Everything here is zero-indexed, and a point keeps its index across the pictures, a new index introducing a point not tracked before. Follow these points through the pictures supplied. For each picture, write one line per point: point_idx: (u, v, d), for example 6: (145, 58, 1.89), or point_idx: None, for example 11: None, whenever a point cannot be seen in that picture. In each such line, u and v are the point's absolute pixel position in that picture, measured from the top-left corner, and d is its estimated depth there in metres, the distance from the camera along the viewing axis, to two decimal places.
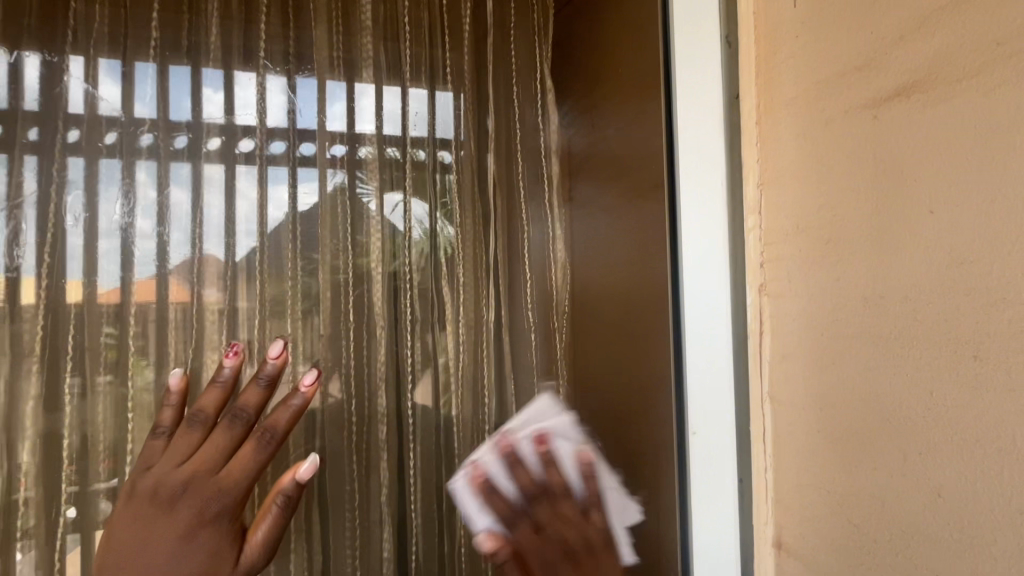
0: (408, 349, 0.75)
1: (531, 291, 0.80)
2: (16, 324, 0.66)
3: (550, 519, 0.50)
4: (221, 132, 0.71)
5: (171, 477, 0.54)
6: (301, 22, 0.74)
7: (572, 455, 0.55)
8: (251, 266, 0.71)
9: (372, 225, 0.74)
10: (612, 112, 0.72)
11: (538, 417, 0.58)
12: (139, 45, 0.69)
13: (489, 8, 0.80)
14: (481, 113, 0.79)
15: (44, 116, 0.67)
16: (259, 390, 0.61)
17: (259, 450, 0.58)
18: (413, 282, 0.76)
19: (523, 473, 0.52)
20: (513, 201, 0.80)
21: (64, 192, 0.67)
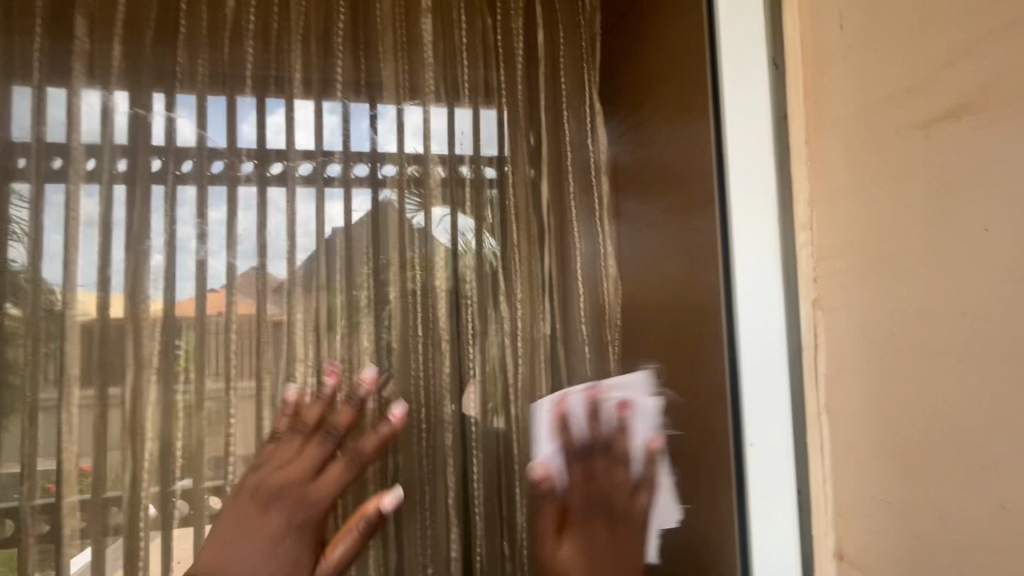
0: (470, 361, 0.80)
1: (584, 303, 0.82)
2: (137, 339, 0.74)
3: (602, 471, 0.64)
4: (302, 157, 0.78)
5: (272, 478, 0.63)
6: (370, 55, 0.80)
7: (645, 434, 0.67)
8: (329, 283, 0.78)
9: (436, 244, 0.80)
10: (655, 125, 0.74)
11: (632, 387, 0.70)
12: (235, 81, 0.76)
13: (540, 38, 0.84)
14: (534, 135, 0.84)
15: (137, 149, 0.75)
16: (352, 411, 0.69)
17: (347, 470, 0.65)
18: (473, 298, 0.81)
19: (596, 425, 0.66)
20: (564, 216, 0.83)
21: (148, 218, 0.74)
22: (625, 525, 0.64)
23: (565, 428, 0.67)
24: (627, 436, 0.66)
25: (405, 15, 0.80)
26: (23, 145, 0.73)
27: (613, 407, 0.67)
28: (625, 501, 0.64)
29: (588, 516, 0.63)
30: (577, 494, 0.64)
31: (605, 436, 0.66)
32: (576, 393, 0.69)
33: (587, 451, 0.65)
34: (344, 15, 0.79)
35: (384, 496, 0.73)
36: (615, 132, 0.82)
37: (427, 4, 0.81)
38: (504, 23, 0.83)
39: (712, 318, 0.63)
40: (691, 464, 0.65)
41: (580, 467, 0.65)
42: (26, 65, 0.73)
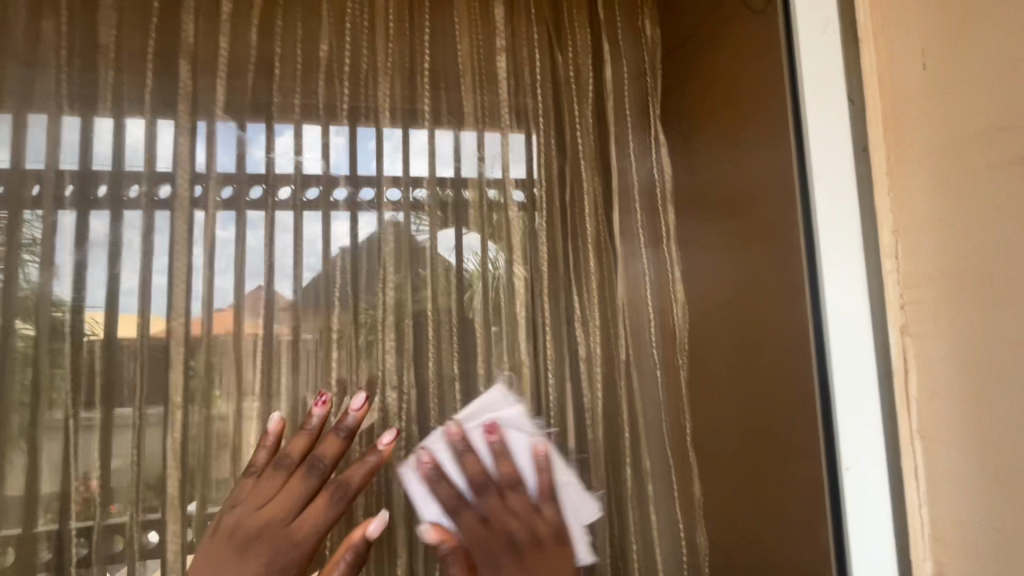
0: (546, 390, 0.77)
1: (654, 327, 0.82)
2: (191, 370, 0.70)
3: (499, 513, 0.58)
4: (391, 183, 0.76)
5: (250, 520, 0.58)
6: (450, 84, 0.79)
7: (525, 445, 0.62)
8: (398, 311, 0.75)
9: (517, 275, 0.78)
10: (715, 149, 0.77)
11: (490, 406, 0.66)
12: (310, 109, 0.74)
13: (608, 74, 0.86)
14: (603, 166, 0.84)
15: (208, 176, 0.72)
16: (336, 442, 0.64)
17: (332, 503, 0.61)
18: (547, 324, 0.79)
19: (472, 462, 0.60)
20: (633, 239, 0.83)
21: (173, 245, 0.70)
22: (539, 553, 0.57)
23: (438, 480, 0.61)
24: (508, 459, 0.61)
25: (484, 51, 0.80)
26: (64, 172, 0.69)
27: (479, 435, 0.62)
28: (531, 530, 0.58)
29: (494, 565, 0.56)
30: (477, 545, 0.57)
31: (483, 469, 0.60)
32: (437, 440, 0.63)
33: (475, 495, 0.59)
34: (428, 46, 0.78)
35: (368, 524, 0.64)
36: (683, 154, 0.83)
37: (502, 43, 0.81)
38: (577, 59, 0.85)
39: (797, 345, 0.63)
40: (773, 482, 0.67)
41: (474, 512, 0.59)
42: (88, 91, 0.70)
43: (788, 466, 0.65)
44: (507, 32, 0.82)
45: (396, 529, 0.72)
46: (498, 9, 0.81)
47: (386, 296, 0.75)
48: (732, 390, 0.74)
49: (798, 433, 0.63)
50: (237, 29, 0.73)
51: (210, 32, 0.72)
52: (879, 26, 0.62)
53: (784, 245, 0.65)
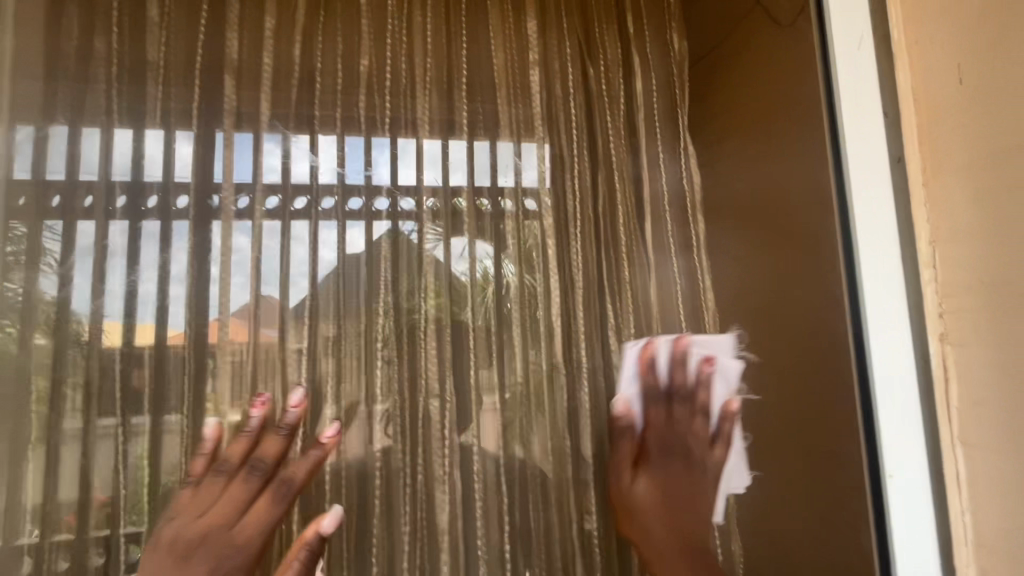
0: (583, 395, 0.78)
1: (687, 327, 0.81)
2: (238, 378, 0.70)
3: (681, 418, 0.73)
4: (431, 194, 0.78)
5: (189, 530, 0.60)
6: (489, 97, 0.80)
7: (724, 394, 0.73)
8: (439, 318, 0.76)
9: (552, 281, 0.80)
10: (754, 151, 0.80)
11: (718, 346, 0.77)
12: (352, 121, 0.75)
13: (638, 87, 0.87)
14: (635, 176, 0.86)
15: (253, 186, 0.73)
16: (277, 444, 0.65)
17: (275, 503, 0.64)
18: (583, 331, 0.80)
19: (679, 374, 0.74)
20: (664, 247, 0.85)
21: (207, 257, 0.71)
22: (700, 469, 0.73)
23: (651, 372, 0.76)
24: (709, 390, 0.73)
25: (519, 63, 0.82)
26: (114, 183, 0.70)
27: (697, 360, 0.75)
28: (702, 449, 0.73)
29: (664, 458, 0.73)
30: (655, 435, 0.73)
31: (688, 386, 0.74)
32: (662, 341, 0.78)
33: (663, 397, 0.74)
34: (466, 59, 0.80)
35: (321, 520, 0.69)
36: (709, 160, 0.87)
37: (535, 56, 0.83)
38: (609, 72, 0.86)
39: (839, 349, 0.65)
40: (813, 483, 0.70)
41: (660, 408, 0.74)
42: (136, 105, 0.71)
43: (830, 469, 0.67)
44: (540, 45, 0.84)
45: (439, 535, 0.73)
46: (532, 23, 0.83)
47: (430, 304, 0.76)
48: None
49: (839, 436, 0.66)
50: (280, 44, 0.75)
51: (255, 47, 0.74)
52: (912, 41, 0.63)
53: (826, 257, 0.67)
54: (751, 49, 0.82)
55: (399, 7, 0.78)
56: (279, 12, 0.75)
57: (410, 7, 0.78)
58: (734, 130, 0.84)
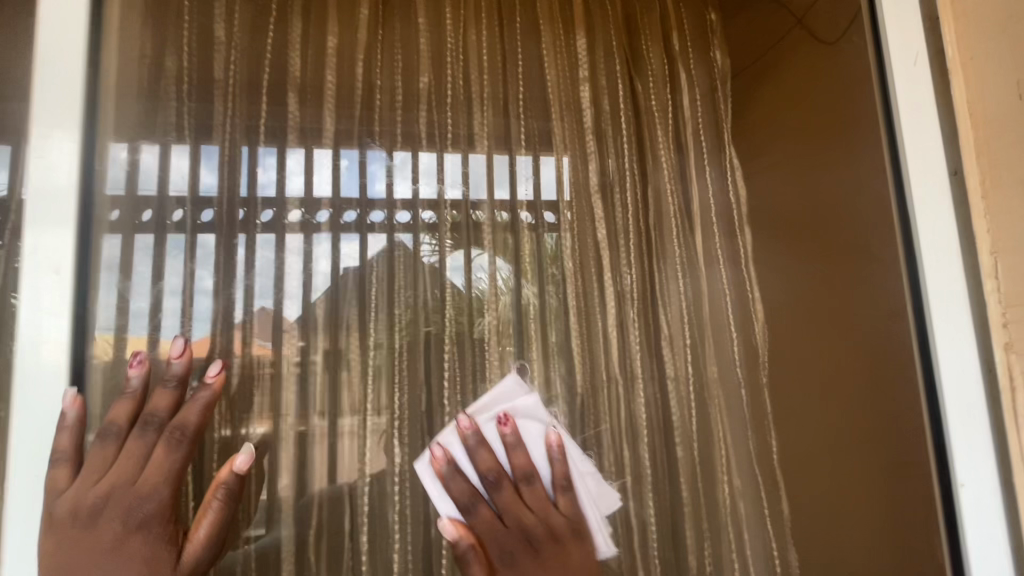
0: (640, 406, 0.78)
1: (736, 345, 0.83)
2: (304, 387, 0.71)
3: (511, 506, 0.61)
4: (491, 209, 0.79)
5: (88, 495, 0.51)
6: (544, 113, 0.82)
7: (540, 438, 0.66)
8: (499, 330, 0.76)
9: (607, 293, 0.80)
10: (806, 167, 0.85)
11: (507, 396, 0.69)
12: (412, 136, 0.77)
13: (684, 103, 0.89)
14: (684, 188, 0.86)
15: (318, 201, 0.74)
16: (166, 393, 0.56)
17: (173, 453, 0.54)
18: (638, 342, 0.80)
19: (486, 457, 0.63)
20: (713, 259, 0.86)
21: (236, 271, 0.71)
22: (553, 546, 0.61)
23: (453, 476, 0.63)
24: (522, 453, 0.64)
25: (570, 80, 0.84)
26: (178, 199, 0.70)
27: (493, 428, 0.65)
28: (544, 524, 0.61)
29: (510, 559, 0.60)
30: (491, 544, 0.60)
31: (499, 464, 0.63)
32: (447, 437, 0.66)
33: (489, 490, 0.62)
34: (521, 77, 0.82)
35: (233, 459, 0.59)
36: (751, 169, 0.89)
37: (584, 73, 0.85)
38: (657, 88, 0.88)
39: (901, 357, 0.67)
40: (883, 498, 0.71)
41: (486, 508, 0.61)
42: (204, 124, 0.72)
43: (900, 483, 0.68)
44: (588, 62, 0.85)
45: None
46: (580, 42, 0.85)
47: (480, 317, 0.76)
48: (822, 406, 0.80)
49: (908, 450, 0.66)
50: (342, 63, 0.77)
51: (317, 67, 0.76)
52: (967, 57, 0.64)
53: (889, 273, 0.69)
54: (817, 61, 0.83)
55: (455, 26, 0.80)
56: (340, 34, 0.77)
57: (464, 27, 0.80)
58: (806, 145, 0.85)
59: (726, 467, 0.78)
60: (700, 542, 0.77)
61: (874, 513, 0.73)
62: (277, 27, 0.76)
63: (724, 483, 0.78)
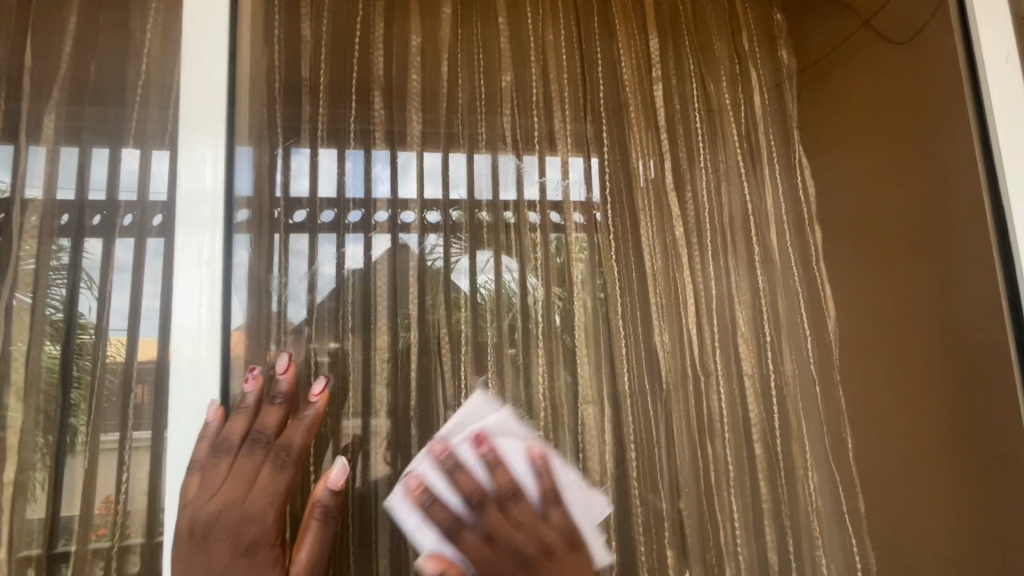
0: (716, 402, 0.78)
1: (811, 340, 0.82)
2: (396, 387, 0.70)
3: (501, 528, 0.52)
4: (572, 207, 0.79)
5: (204, 510, 0.53)
6: (620, 111, 0.83)
7: (522, 453, 0.56)
8: (582, 327, 0.77)
9: (686, 289, 0.80)
10: (871, 164, 0.87)
11: (473, 415, 0.60)
12: (495, 141, 0.78)
13: (755, 99, 0.89)
14: (757, 185, 0.86)
15: (397, 201, 0.74)
16: (275, 412, 0.58)
17: (279, 473, 0.55)
18: (715, 337, 0.80)
19: (464, 480, 0.54)
20: (789, 257, 0.84)
21: (316, 270, 0.71)
22: (553, 569, 0.51)
23: (432, 506, 0.54)
24: (504, 468, 0.55)
25: (642, 79, 0.85)
26: (236, 199, 0.65)
27: (466, 448, 0.56)
28: (541, 543, 0.52)
29: None
30: (480, 569, 0.51)
31: (481, 484, 0.54)
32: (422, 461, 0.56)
33: (473, 515, 0.53)
34: (601, 78, 0.83)
35: (328, 474, 0.58)
36: (819, 169, 0.89)
37: (657, 72, 0.86)
38: (730, 87, 0.88)
39: (992, 338, 0.71)
40: (957, 472, 0.76)
41: (476, 533, 0.52)
42: (293, 123, 0.73)
43: (984, 464, 0.73)
44: (661, 61, 0.86)
45: None
46: (653, 41, 0.86)
47: (549, 317, 0.76)
48: (891, 392, 0.82)
49: (1015, 439, 0.70)
50: (427, 64, 0.78)
51: (402, 67, 0.77)
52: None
53: (984, 268, 0.72)
54: (879, 62, 0.87)
55: (534, 28, 0.82)
56: (424, 34, 0.79)
57: (543, 27, 0.82)
58: (861, 144, 0.88)
59: (806, 464, 0.79)
60: (783, 538, 0.77)
61: (943, 482, 0.77)
62: (362, 28, 0.77)
63: (806, 479, 0.78)
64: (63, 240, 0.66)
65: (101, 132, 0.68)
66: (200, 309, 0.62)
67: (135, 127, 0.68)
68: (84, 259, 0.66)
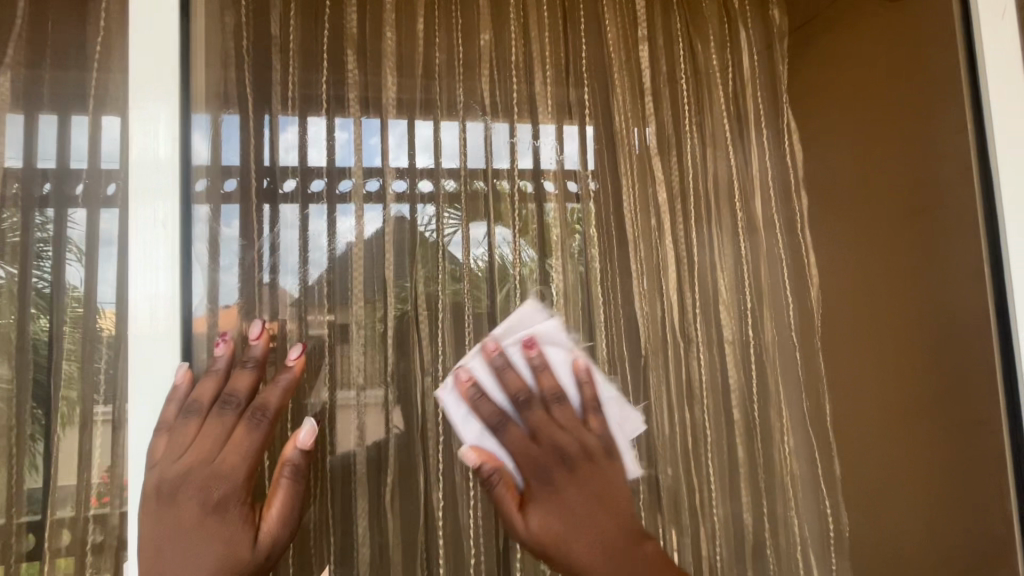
0: (696, 369, 0.78)
1: (793, 307, 0.82)
2: (378, 353, 0.70)
3: (543, 422, 0.60)
4: (554, 176, 0.77)
5: (171, 470, 0.53)
6: (604, 75, 0.80)
7: (564, 361, 0.64)
8: (563, 296, 0.76)
9: (666, 257, 0.79)
10: (869, 128, 0.84)
11: (528, 321, 0.66)
12: (474, 108, 0.75)
13: (745, 63, 0.86)
14: (743, 152, 0.84)
15: (383, 170, 0.72)
16: (248, 374, 0.58)
17: (252, 432, 0.55)
18: (697, 304, 0.80)
19: (512, 380, 0.61)
20: (772, 227, 0.84)
21: (308, 243, 0.70)
22: (589, 464, 0.59)
23: (482, 398, 0.61)
24: (548, 374, 0.62)
25: (626, 41, 0.82)
26: (229, 168, 0.67)
27: (518, 351, 0.63)
28: (579, 442, 0.59)
29: (544, 477, 0.58)
30: (523, 460, 0.58)
31: (527, 385, 0.61)
32: (472, 359, 0.63)
33: (518, 410, 0.60)
34: (584, 41, 0.80)
35: (296, 435, 0.57)
36: (809, 133, 0.87)
37: (643, 32, 0.83)
38: (718, 49, 0.85)
39: (973, 300, 0.71)
40: (929, 441, 0.77)
41: (517, 428, 0.59)
42: (263, 86, 0.71)
43: (957, 430, 0.73)
44: (647, 22, 0.83)
45: None
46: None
47: (532, 284, 0.75)
48: (867, 364, 0.83)
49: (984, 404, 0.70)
50: (402, 22, 0.75)
51: (376, 26, 0.74)
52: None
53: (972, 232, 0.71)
54: (882, 19, 0.83)
55: None
56: None
57: None
58: (866, 105, 0.85)
59: (783, 428, 0.80)
60: (758, 501, 0.78)
61: (925, 456, 0.77)
62: None
63: (782, 443, 0.79)
64: (48, 209, 0.65)
65: (62, 91, 0.66)
66: (157, 276, 0.61)
67: (95, 88, 0.65)
68: (69, 231, 0.65)
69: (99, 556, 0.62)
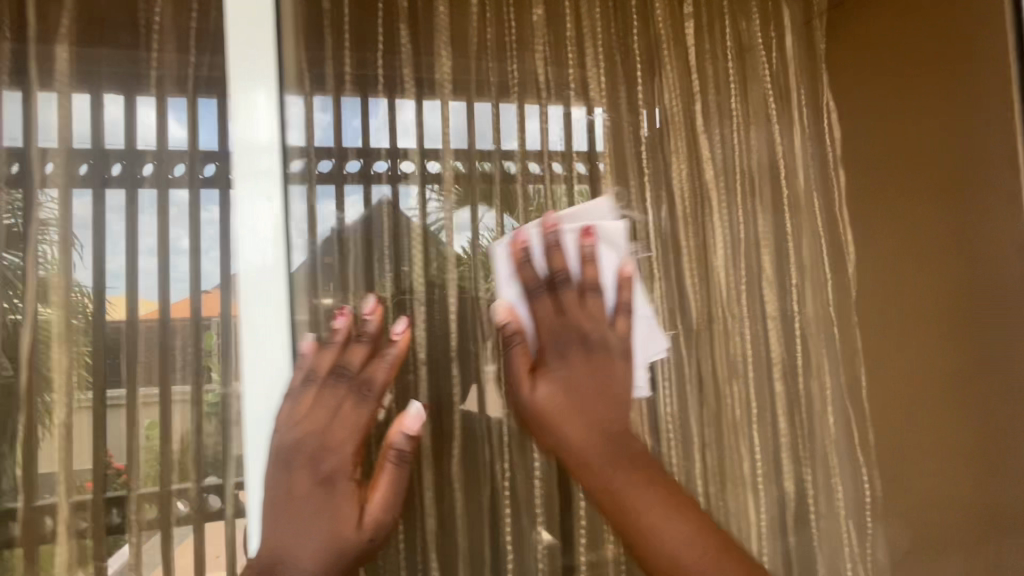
0: (743, 346, 0.80)
1: (831, 281, 0.87)
2: (439, 332, 0.71)
3: (573, 305, 0.58)
4: (606, 159, 0.77)
5: (287, 439, 0.55)
6: (653, 54, 0.80)
7: (613, 265, 0.61)
8: None
9: (715, 239, 0.81)
10: (900, 99, 0.83)
11: (591, 214, 0.64)
12: (529, 89, 0.75)
13: (788, 43, 0.87)
14: (786, 131, 0.85)
15: (439, 152, 0.72)
16: (361, 349, 0.58)
17: (360, 405, 0.57)
18: (743, 282, 0.81)
19: (559, 256, 0.59)
20: (812, 206, 0.86)
21: (347, 221, 0.69)
22: (605, 356, 0.57)
23: (529, 262, 0.60)
24: (594, 264, 0.60)
25: (672, 20, 0.82)
26: (304, 149, 0.68)
27: (572, 238, 0.61)
28: (602, 333, 0.58)
29: (564, 355, 0.57)
30: (546, 330, 0.57)
31: (570, 268, 0.60)
32: (530, 230, 0.62)
33: (553, 285, 0.59)
34: (635, 20, 0.80)
35: (404, 419, 0.59)
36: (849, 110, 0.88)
37: (689, 9, 0.82)
38: (761, 26, 0.86)
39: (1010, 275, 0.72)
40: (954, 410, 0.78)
41: (546, 302, 0.58)
42: (317, 61, 0.69)
43: (985, 404, 0.75)
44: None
45: None
46: None
47: None
48: (896, 335, 0.84)
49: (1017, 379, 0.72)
50: None
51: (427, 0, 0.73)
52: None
53: (1013, 214, 0.72)
54: None
55: None
56: None
57: None
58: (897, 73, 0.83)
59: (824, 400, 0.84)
60: (798, 471, 0.81)
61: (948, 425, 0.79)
62: None
63: (823, 414, 0.83)
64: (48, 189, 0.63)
65: (116, 65, 0.65)
66: (265, 247, 0.64)
67: (153, 65, 0.65)
68: (73, 214, 0.63)
69: (176, 527, 0.64)
